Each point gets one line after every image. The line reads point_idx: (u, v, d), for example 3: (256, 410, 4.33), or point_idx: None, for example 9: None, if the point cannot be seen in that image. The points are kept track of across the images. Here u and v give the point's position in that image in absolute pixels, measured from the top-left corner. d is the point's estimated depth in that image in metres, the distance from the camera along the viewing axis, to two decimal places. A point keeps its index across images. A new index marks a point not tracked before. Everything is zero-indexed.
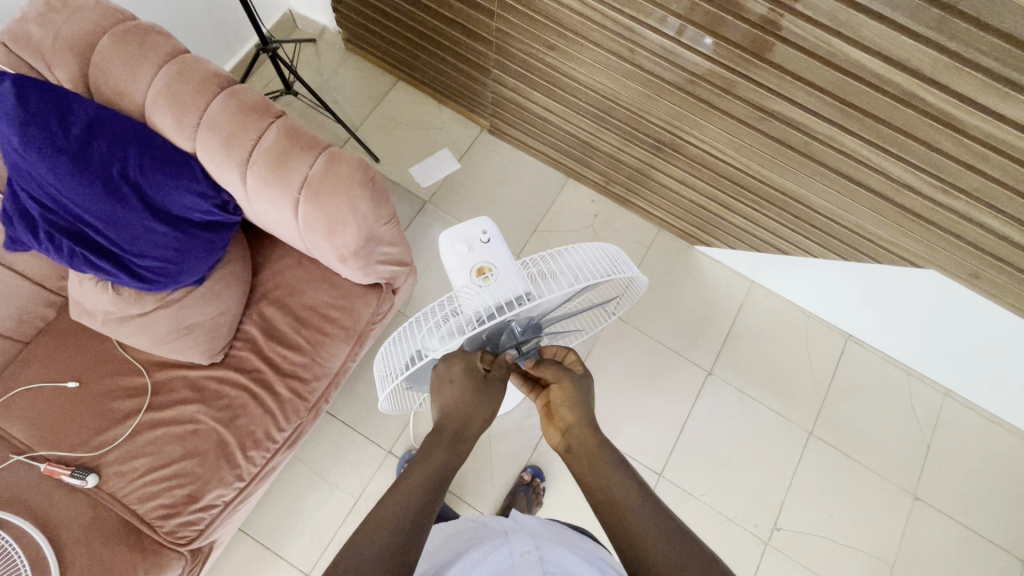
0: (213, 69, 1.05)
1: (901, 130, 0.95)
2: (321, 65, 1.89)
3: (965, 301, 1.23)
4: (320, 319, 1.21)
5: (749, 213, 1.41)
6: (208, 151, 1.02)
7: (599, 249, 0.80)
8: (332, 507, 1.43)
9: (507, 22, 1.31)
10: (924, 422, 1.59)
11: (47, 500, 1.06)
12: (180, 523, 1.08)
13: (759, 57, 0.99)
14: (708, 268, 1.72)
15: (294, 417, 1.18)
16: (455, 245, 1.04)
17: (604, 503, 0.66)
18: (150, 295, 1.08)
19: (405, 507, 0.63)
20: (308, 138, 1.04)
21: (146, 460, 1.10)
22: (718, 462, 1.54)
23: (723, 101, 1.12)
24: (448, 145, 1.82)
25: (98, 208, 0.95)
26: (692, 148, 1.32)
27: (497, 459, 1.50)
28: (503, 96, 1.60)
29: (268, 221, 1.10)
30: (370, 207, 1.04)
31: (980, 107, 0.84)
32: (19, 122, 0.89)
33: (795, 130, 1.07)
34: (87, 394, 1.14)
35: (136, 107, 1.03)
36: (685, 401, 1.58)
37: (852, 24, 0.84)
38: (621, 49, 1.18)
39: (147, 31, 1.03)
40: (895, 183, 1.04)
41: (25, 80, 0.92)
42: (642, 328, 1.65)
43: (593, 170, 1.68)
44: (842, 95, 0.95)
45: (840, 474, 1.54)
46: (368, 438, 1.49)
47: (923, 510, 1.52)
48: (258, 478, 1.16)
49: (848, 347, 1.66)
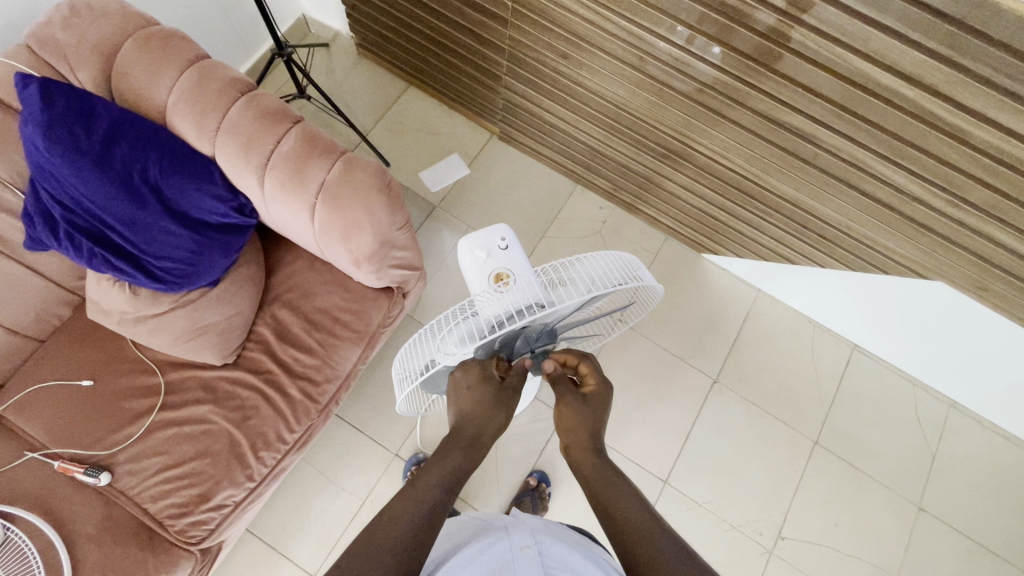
0: (233, 74, 1.07)
1: (912, 144, 0.95)
2: (333, 69, 1.91)
3: (974, 314, 1.23)
4: (332, 322, 1.22)
5: (757, 222, 1.42)
6: (227, 154, 1.04)
7: (616, 258, 0.81)
8: (338, 509, 1.44)
9: (519, 29, 1.33)
10: (928, 432, 1.59)
11: (60, 497, 1.07)
12: (191, 523, 1.09)
13: (771, 69, 1.00)
14: (715, 276, 1.73)
15: (304, 418, 1.19)
16: (474, 251, 1.05)
17: (617, 512, 0.66)
18: (165, 296, 1.09)
19: (421, 511, 0.64)
20: (325, 143, 1.06)
21: (158, 460, 1.11)
22: (723, 469, 1.54)
23: (732, 110, 1.13)
24: (458, 150, 1.83)
25: (118, 209, 0.97)
26: (701, 156, 1.33)
27: (504, 463, 1.51)
28: (514, 103, 1.61)
29: (284, 224, 1.11)
30: (385, 212, 1.06)
31: (991, 123, 0.84)
32: (42, 124, 0.90)
33: (804, 141, 1.08)
34: (101, 393, 1.15)
35: (157, 110, 1.04)
36: (690, 409, 1.59)
37: (863, 38, 0.85)
38: (631, 58, 1.19)
39: (170, 36, 1.05)
40: (905, 196, 1.05)
41: (49, 81, 0.93)
42: (649, 335, 1.66)
43: (601, 177, 1.69)
44: (853, 107, 0.96)
45: (845, 483, 1.54)
46: (376, 441, 1.50)
47: (928, 521, 1.52)
48: (269, 479, 1.17)
49: (854, 356, 1.66)
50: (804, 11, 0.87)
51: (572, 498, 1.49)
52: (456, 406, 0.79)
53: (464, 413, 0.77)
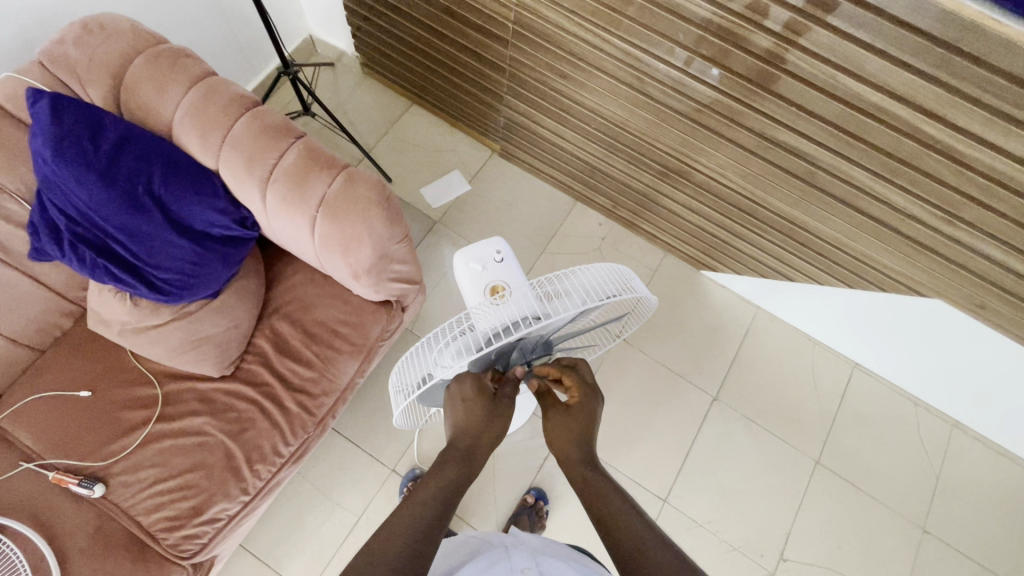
0: (238, 91, 1.09)
1: (906, 163, 0.97)
2: (338, 87, 1.95)
3: (976, 332, 1.22)
4: (330, 335, 1.23)
5: (757, 239, 1.42)
6: (230, 168, 1.06)
7: (609, 270, 0.82)
8: (333, 525, 1.42)
9: (520, 50, 1.36)
10: (932, 454, 1.57)
11: (54, 509, 1.07)
12: (183, 536, 1.08)
13: (766, 89, 1.02)
14: (714, 294, 1.73)
15: (301, 431, 1.19)
16: (469, 264, 1.07)
17: (611, 528, 0.66)
18: (166, 307, 1.10)
19: (415, 523, 0.63)
20: (327, 158, 1.07)
21: (153, 472, 1.11)
22: (723, 489, 1.52)
23: (729, 130, 1.14)
24: (459, 167, 1.86)
25: (122, 221, 0.99)
26: (699, 175, 1.34)
27: (501, 480, 1.49)
28: (516, 121, 1.64)
29: (285, 237, 1.13)
30: (385, 226, 1.07)
31: (985, 144, 0.86)
32: (52, 137, 0.93)
33: (799, 159, 1.10)
34: (100, 404, 1.15)
35: (164, 126, 1.07)
36: (689, 427, 1.58)
37: (856, 60, 0.87)
38: (632, 79, 1.21)
39: (178, 54, 1.07)
40: (900, 214, 1.06)
41: (60, 97, 0.95)
42: (647, 351, 1.65)
43: (600, 194, 1.71)
44: (847, 126, 0.97)
45: (847, 505, 1.52)
46: (372, 456, 1.49)
47: (932, 545, 1.49)
48: (264, 492, 1.16)
49: (854, 375, 1.65)
50: (799, 35, 0.90)
51: (570, 516, 1.48)
52: (450, 417, 0.79)
53: (458, 424, 0.77)
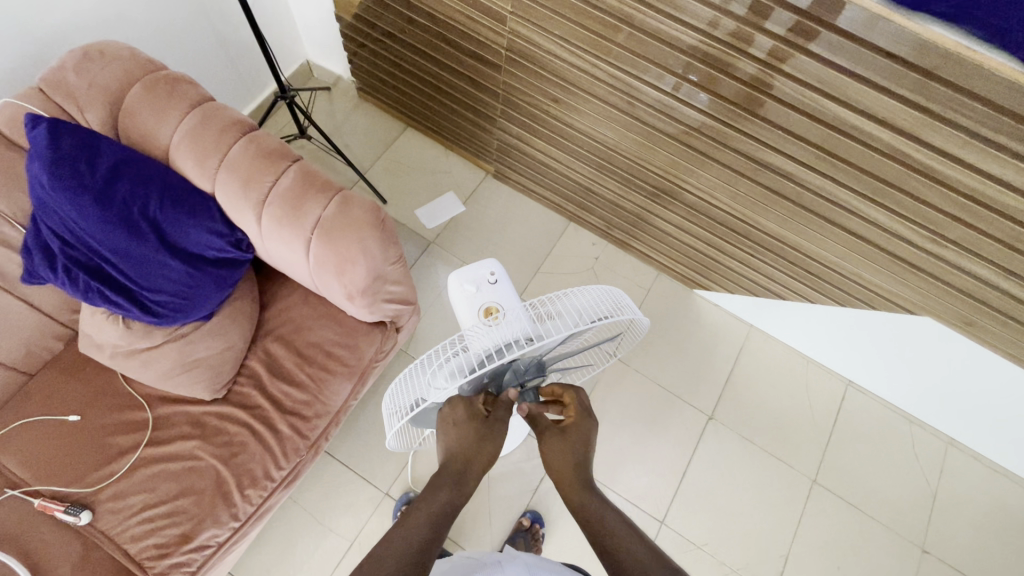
0: (236, 116, 1.11)
1: (890, 184, 0.99)
2: (334, 111, 1.98)
3: (967, 349, 1.24)
4: (324, 356, 1.22)
5: (748, 258, 1.44)
6: (226, 191, 1.07)
7: (601, 291, 0.83)
8: (325, 550, 1.40)
9: (512, 74, 1.39)
10: (928, 471, 1.57)
11: (38, 537, 1.05)
12: (171, 564, 1.06)
13: (753, 113, 1.04)
14: (708, 312, 1.74)
15: (293, 455, 1.18)
16: (463, 286, 1.07)
17: (607, 550, 0.65)
18: (158, 330, 1.10)
19: (407, 547, 0.63)
20: (322, 181, 1.09)
21: (141, 498, 1.09)
22: (721, 510, 1.51)
23: (718, 152, 1.17)
24: (453, 189, 1.88)
25: (117, 244, 0.99)
26: (689, 195, 1.36)
27: (497, 502, 1.47)
28: (509, 143, 1.66)
29: (280, 259, 1.13)
30: (379, 247, 1.08)
31: (965, 165, 0.88)
32: (50, 162, 0.94)
33: (786, 180, 1.12)
34: (88, 428, 1.14)
35: (161, 150, 1.08)
36: (685, 447, 1.57)
37: (837, 85, 0.90)
38: (622, 103, 1.24)
39: (177, 80, 1.09)
40: (888, 234, 1.08)
41: (59, 122, 0.97)
42: (642, 370, 1.65)
43: (593, 214, 1.73)
44: (832, 148, 1.00)
45: (845, 525, 1.51)
46: (366, 479, 1.47)
47: (932, 564, 1.48)
48: (254, 518, 1.14)
49: (848, 393, 1.66)
50: (782, 61, 0.92)
51: (566, 538, 1.45)
52: (443, 440, 0.78)
53: (451, 447, 0.76)
